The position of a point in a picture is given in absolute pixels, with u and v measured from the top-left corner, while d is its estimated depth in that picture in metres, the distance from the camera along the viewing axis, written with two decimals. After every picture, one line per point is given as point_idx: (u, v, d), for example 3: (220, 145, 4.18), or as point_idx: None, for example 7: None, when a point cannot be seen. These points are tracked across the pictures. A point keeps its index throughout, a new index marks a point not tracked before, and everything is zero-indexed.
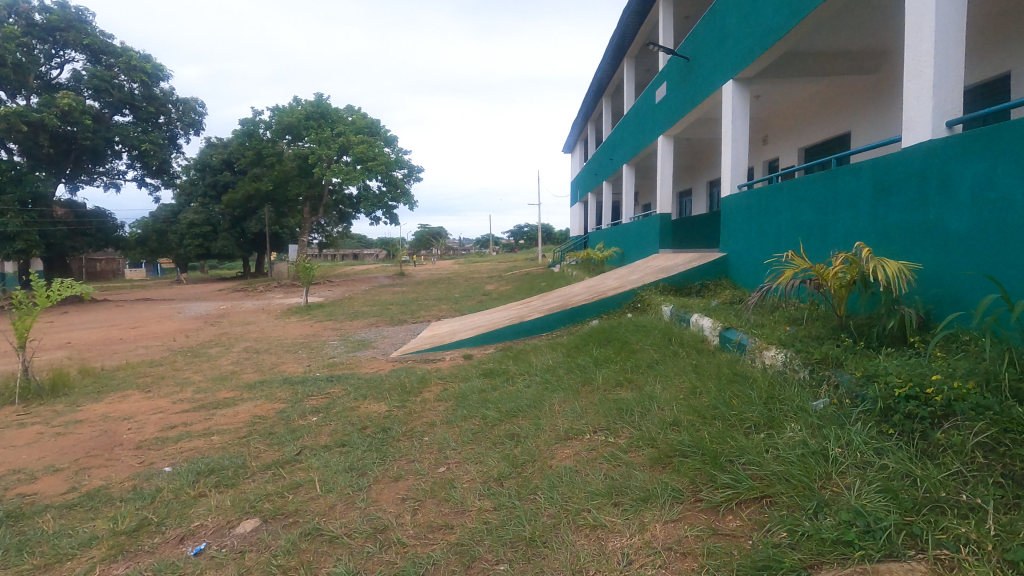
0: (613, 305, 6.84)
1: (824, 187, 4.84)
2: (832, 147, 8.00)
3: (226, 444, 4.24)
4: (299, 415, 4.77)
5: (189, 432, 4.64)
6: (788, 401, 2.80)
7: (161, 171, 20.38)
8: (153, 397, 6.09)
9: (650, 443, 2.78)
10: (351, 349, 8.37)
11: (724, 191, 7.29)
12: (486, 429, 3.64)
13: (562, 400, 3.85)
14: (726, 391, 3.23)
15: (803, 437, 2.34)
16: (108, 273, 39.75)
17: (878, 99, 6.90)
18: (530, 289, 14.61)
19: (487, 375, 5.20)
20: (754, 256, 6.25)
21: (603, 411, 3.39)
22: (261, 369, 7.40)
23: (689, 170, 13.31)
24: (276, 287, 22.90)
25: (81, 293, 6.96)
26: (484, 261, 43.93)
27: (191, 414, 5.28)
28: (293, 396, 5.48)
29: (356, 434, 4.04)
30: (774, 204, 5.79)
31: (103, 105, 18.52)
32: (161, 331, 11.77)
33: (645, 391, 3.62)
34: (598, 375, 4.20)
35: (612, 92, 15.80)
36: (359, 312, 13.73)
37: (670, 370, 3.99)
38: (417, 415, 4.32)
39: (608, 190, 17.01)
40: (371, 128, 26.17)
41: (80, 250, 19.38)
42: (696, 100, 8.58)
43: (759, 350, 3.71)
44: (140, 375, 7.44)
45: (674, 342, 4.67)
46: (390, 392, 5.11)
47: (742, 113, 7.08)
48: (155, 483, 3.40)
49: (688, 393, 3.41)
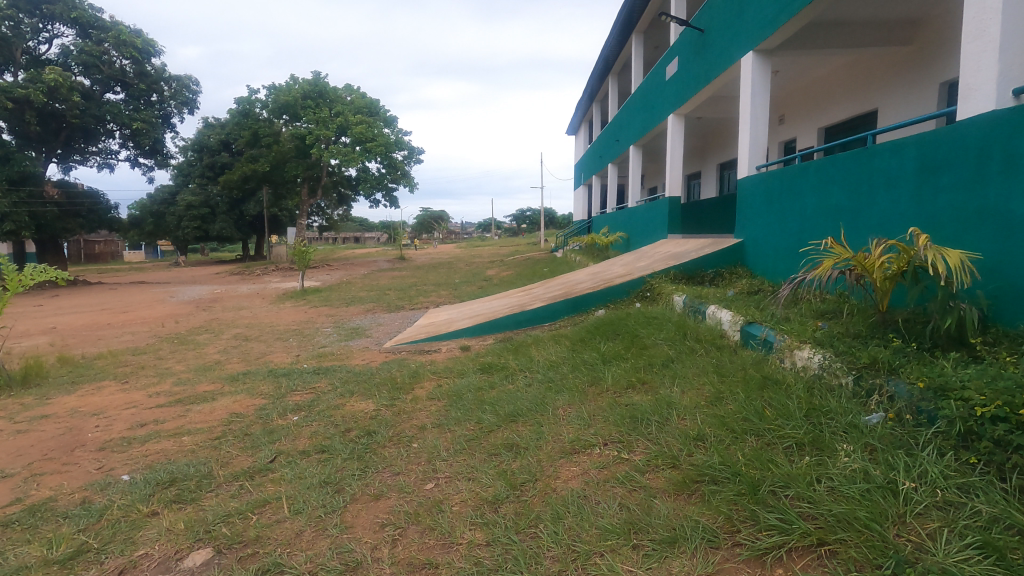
0: (620, 294, 6.42)
1: (860, 165, 4.36)
2: (857, 126, 7.49)
3: (196, 447, 3.84)
4: (280, 413, 4.38)
5: (158, 432, 4.26)
6: (834, 416, 2.38)
7: (154, 151, 19.85)
8: (129, 390, 5.70)
9: (672, 463, 2.38)
10: (344, 338, 7.98)
11: (740, 173, 6.80)
12: (483, 436, 3.25)
13: (567, 403, 3.44)
14: (755, 398, 2.83)
15: (864, 467, 1.92)
16: (107, 256, 39.42)
17: (909, 75, 6.40)
18: (532, 275, 14.16)
19: (484, 370, 4.79)
20: (774, 243, 5.79)
21: (613, 419, 2.98)
22: (247, 359, 7.01)
23: (698, 151, 12.80)
24: (274, 271, 22.54)
25: (55, 277, 6.54)
26: (484, 245, 43.49)
27: (165, 410, 4.88)
28: (275, 391, 5.07)
29: (338, 438, 3.65)
30: (799, 185, 5.30)
31: (92, 81, 17.96)
32: (150, 316, 11.35)
33: (661, 394, 3.21)
34: (606, 374, 3.77)
35: (619, 70, 15.19)
36: (357, 297, 13.31)
37: (688, 370, 3.56)
38: (409, 416, 3.94)
39: (613, 173, 16.49)
40: (371, 107, 25.51)
41: (73, 231, 18.95)
42: (710, 76, 8.03)
43: (789, 350, 3.28)
44: (120, 364, 7.04)
45: (690, 338, 4.23)
46: (380, 388, 4.72)
47: (762, 88, 6.57)
48: (107, 496, 3.01)
49: (711, 398, 3.01)
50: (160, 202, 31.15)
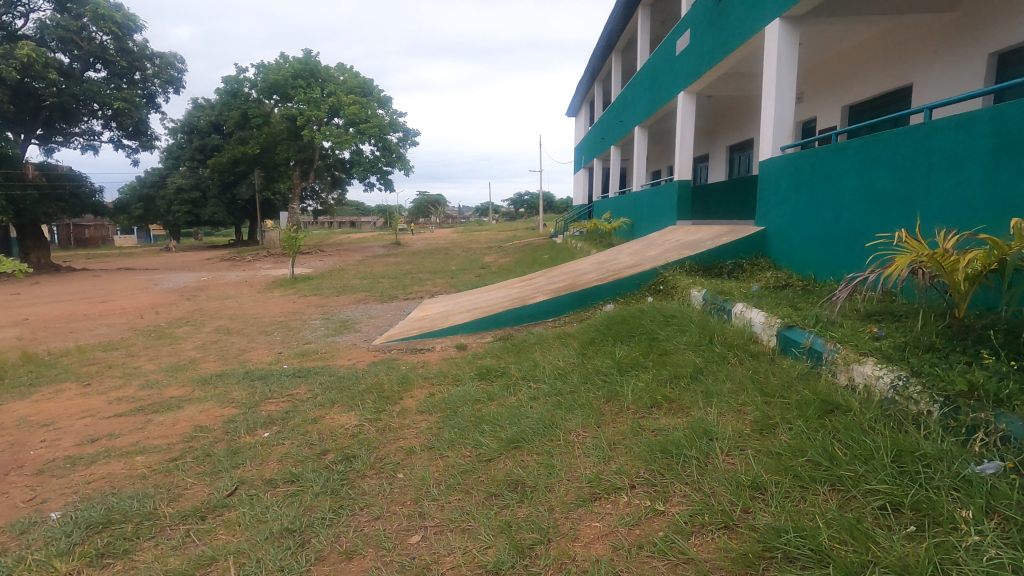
0: (630, 287, 5.87)
1: (917, 144, 3.78)
2: (886, 105, 6.91)
3: (148, 472, 3.31)
4: (248, 428, 3.83)
5: (109, 450, 3.71)
6: (933, 461, 1.86)
7: (138, 132, 19.07)
8: (90, 395, 5.15)
9: (724, 522, 1.87)
10: (332, 332, 7.42)
11: (763, 155, 6.20)
12: (480, 467, 2.72)
13: (581, 426, 2.90)
14: (817, 430, 2.30)
15: (1014, 560, 1.41)
16: (97, 240, 38.76)
17: (950, 45, 5.81)
18: (531, 262, 13.59)
19: (482, 377, 4.23)
20: (803, 231, 5.22)
21: (639, 452, 2.45)
22: (225, 356, 6.45)
23: (708, 132, 12.16)
24: (265, 257, 21.91)
25: (14, 268, 5.94)
26: (480, 229, 42.94)
27: (125, 420, 4.33)
28: (249, 399, 4.52)
29: (312, 463, 3.11)
30: (835, 169, 4.72)
31: (71, 58, 17.16)
32: (130, 306, 10.77)
33: (694, 417, 2.71)
34: (624, 389, 3.23)
35: (623, 46, 14.44)
36: (349, 285, 12.75)
37: (724, 385, 3.04)
38: (395, 435, 3.39)
39: (617, 155, 15.84)
40: (363, 87, 24.65)
41: (54, 216, 18.25)
42: (728, 48, 7.37)
43: (847, 364, 2.74)
44: (86, 362, 6.48)
45: (717, 343, 3.68)
46: (365, 397, 4.17)
47: (789, 60, 5.93)
48: (22, 546, 2.48)
49: (759, 427, 2.48)
50: (150, 185, 30.35)
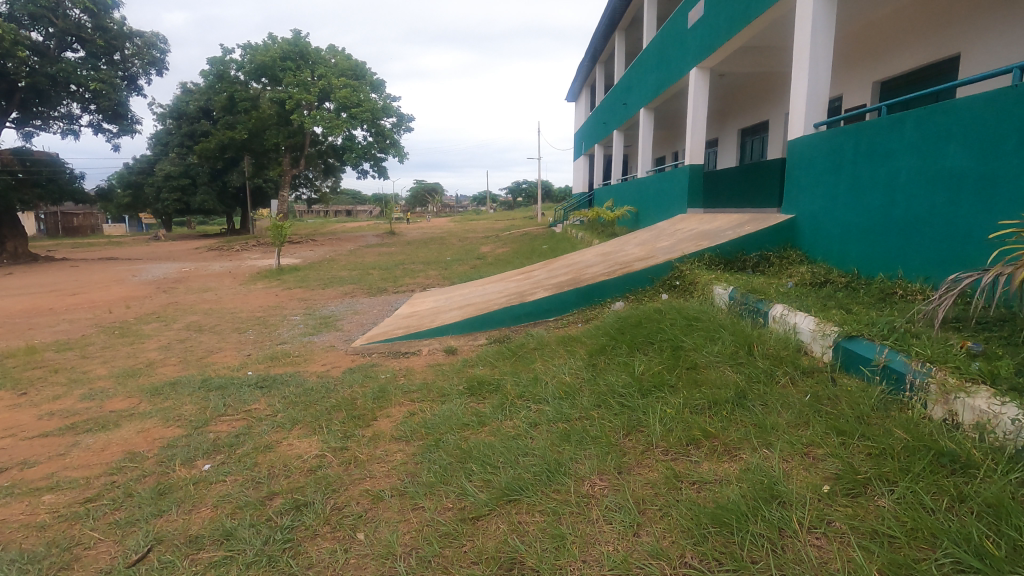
0: (642, 282, 5.17)
1: (1004, 112, 3.07)
2: (924, 80, 6.23)
3: (47, 520, 2.62)
4: (185, 458, 3.13)
5: (13, 485, 3.02)
6: None
7: (118, 115, 18.15)
8: (20, 407, 4.45)
9: None
10: (310, 331, 6.71)
11: (793, 134, 5.51)
12: (465, 531, 2.04)
13: (596, 472, 2.23)
14: (936, 501, 1.63)
15: None
16: (87, 229, 37.83)
17: (1005, 9, 5.11)
18: (530, 253, 12.87)
19: (473, 393, 3.55)
20: (845, 218, 4.51)
21: (682, 521, 1.80)
22: (187, 359, 5.76)
23: (721, 114, 11.44)
24: (253, 247, 21.11)
25: None
26: (476, 218, 42.14)
27: (48, 443, 3.65)
28: (198, 416, 3.83)
29: (248, 515, 2.42)
30: (887, 145, 4.02)
31: (46, 36, 16.31)
32: (100, 300, 10.02)
33: (748, 464, 2.04)
34: (650, 421, 2.52)
35: (626, 25, 13.60)
36: (336, 278, 11.96)
37: (781, 418, 2.34)
38: (362, 473, 2.70)
39: (620, 141, 14.81)
40: (355, 70, 23.80)
41: (32, 203, 17.35)
42: (749, 14, 6.62)
43: (946, 395, 2.02)
44: (32, 366, 5.76)
45: (759, 355, 2.99)
46: (333, 417, 3.50)
47: (826, 25, 5.21)
48: None
49: (845, 485, 1.81)
50: (138, 172, 29.51)
